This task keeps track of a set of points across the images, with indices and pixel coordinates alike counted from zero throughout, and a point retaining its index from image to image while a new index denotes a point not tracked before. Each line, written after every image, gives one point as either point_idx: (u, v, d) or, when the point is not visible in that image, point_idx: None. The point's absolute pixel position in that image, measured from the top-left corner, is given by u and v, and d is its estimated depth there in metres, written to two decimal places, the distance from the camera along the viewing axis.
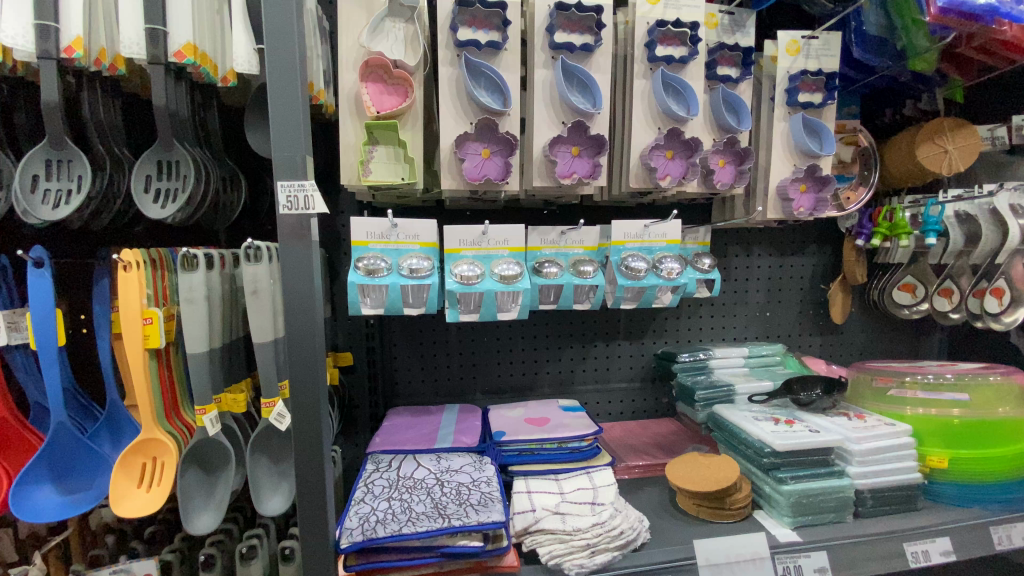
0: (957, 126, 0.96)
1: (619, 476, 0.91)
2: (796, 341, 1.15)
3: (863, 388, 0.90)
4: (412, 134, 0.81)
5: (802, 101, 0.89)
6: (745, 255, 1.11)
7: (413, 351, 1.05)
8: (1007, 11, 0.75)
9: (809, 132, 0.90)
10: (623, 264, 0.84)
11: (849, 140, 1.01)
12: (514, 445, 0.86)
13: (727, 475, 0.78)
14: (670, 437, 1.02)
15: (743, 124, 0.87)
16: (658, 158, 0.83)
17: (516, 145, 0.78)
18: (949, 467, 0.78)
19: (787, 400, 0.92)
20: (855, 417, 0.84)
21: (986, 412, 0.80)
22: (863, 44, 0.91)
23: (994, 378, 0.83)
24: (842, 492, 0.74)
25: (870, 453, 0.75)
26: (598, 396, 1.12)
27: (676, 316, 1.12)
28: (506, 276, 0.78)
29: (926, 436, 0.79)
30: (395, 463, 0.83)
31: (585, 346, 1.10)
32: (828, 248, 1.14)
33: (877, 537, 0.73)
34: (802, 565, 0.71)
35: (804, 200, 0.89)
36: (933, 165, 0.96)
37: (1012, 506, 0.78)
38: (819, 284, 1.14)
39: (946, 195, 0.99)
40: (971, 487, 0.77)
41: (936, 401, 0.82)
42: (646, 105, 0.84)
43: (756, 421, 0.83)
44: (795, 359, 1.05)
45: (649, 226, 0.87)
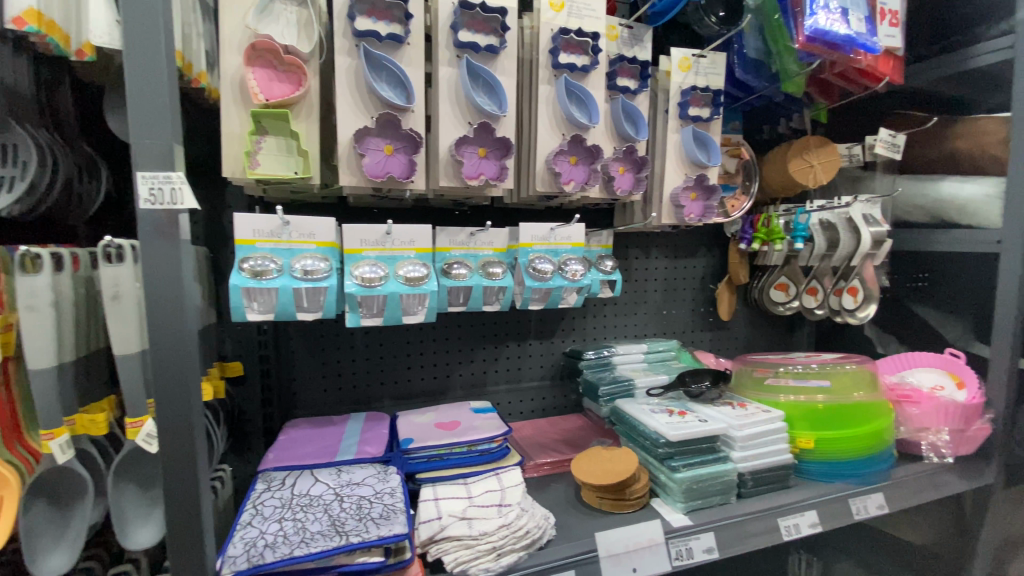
0: (821, 144, 1.08)
1: (529, 474, 0.92)
2: (690, 337, 1.24)
3: (745, 378, 0.99)
4: (307, 125, 0.76)
5: (692, 115, 0.95)
6: (645, 257, 1.17)
7: (314, 357, 0.99)
8: (862, 42, 0.86)
9: (698, 144, 0.97)
10: (531, 265, 0.85)
11: (734, 152, 1.09)
12: (422, 452, 0.84)
13: (628, 466, 0.81)
14: (577, 432, 1.05)
15: (640, 133, 0.91)
16: (562, 163, 0.85)
17: (421, 143, 0.76)
18: (814, 447, 0.87)
19: (680, 393, 0.98)
20: (737, 405, 0.91)
21: (845, 397, 0.89)
22: (744, 65, 0.99)
23: (850, 366, 0.94)
24: (727, 475, 0.80)
25: (750, 438, 0.82)
26: (510, 396, 1.12)
27: (583, 315, 1.15)
28: (411, 278, 0.75)
29: (796, 420, 0.88)
30: (289, 480, 0.77)
31: (496, 347, 1.10)
32: (716, 251, 1.23)
33: (756, 515, 0.80)
34: (693, 547, 0.75)
35: (694, 206, 0.96)
36: (801, 178, 1.07)
37: (867, 479, 0.88)
38: (709, 283, 1.24)
39: (813, 206, 1.10)
40: (833, 464, 0.86)
41: (804, 388, 0.91)
42: (551, 111, 0.86)
43: (652, 414, 0.88)
44: (688, 354, 1.13)
45: (555, 228, 0.88)
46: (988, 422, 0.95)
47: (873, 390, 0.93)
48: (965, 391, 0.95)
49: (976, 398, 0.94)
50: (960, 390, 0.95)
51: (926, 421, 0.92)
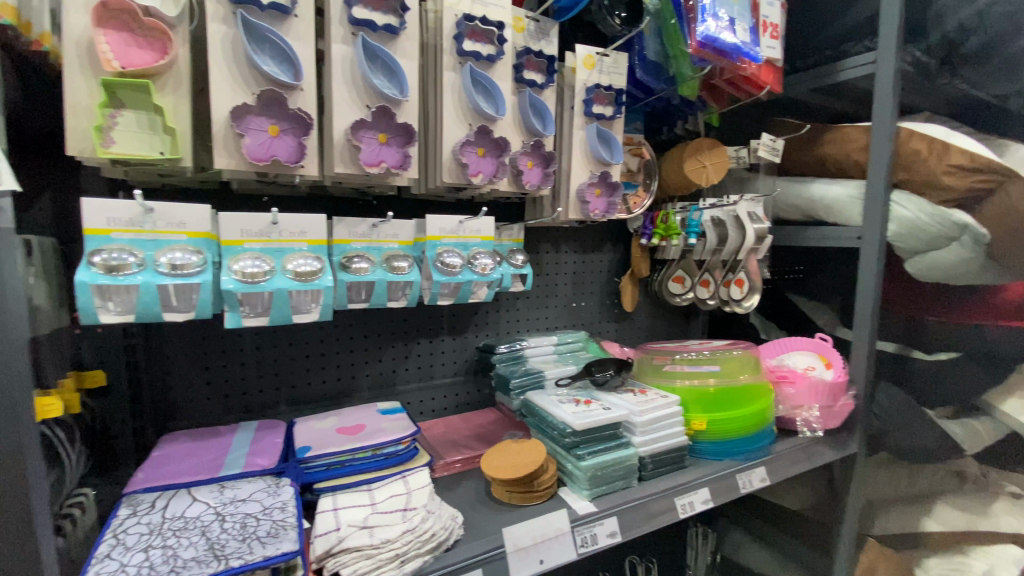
0: (712, 146, 1.14)
1: (439, 474, 0.87)
2: (598, 328, 1.28)
3: (646, 366, 1.04)
4: (174, 99, 0.66)
5: (596, 112, 0.97)
6: (555, 251, 1.18)
7: (195, 363, 0.88)
8: (746, 51, 0.91)
9: (602, 141, 0.99)
10: (439, 260, 0.79)
11: (635, 151, 1.14)
12: (321, 460, 0.77)
13: (536, 458, 0.79)
14: (489, 426, 1.02)
15: (547, 129, 0.91)
16: (469, 154, 0.82)
17: (312, 124, 0.70)
18: (705, 428, 0.92)
19: (587, 382, 1.00)
20: (639, 391, 0.95)
21: (733, 379, 0.97)
22: (644, 66, 1.02)
23: (737, 352, 1.01)
24: (628, 460, 0.83)
25: (649, 423, 0.86)
26: (421, 395, 1.07)
27: (496, 309, 1.14)
28: (302, 273, 0.68)
29: (691, 404, 0.93)
30: (161, 502, 0.68)
31: (405, 345, 1.05)
32: (621, 245, 1.28)
33: (655, 495, 0.82)
34: (597, 533, 0.76)
35: (599, 203, 0.98)
36: (695, 177, 1.13)
37: (752, 455, 0.95)
38: (614, 276, 1.29)
39: (705, 203, 1.16)
40: (723, 443, 0.93)
41: (697, 372, 0.97)
42: (457, 100, 0.83)
43: (560, 404, 0.88)
44: (596, 345, 1.15)
45: (463, 221, 0.83)
46: (851, 398, 1.05)
47: (756, 372, 1.01)
48: (832, 370, 1.04)
49: (841, 376, 1.03)
50: (828, 370, 1.04)
51: (801, 400, 1.01)
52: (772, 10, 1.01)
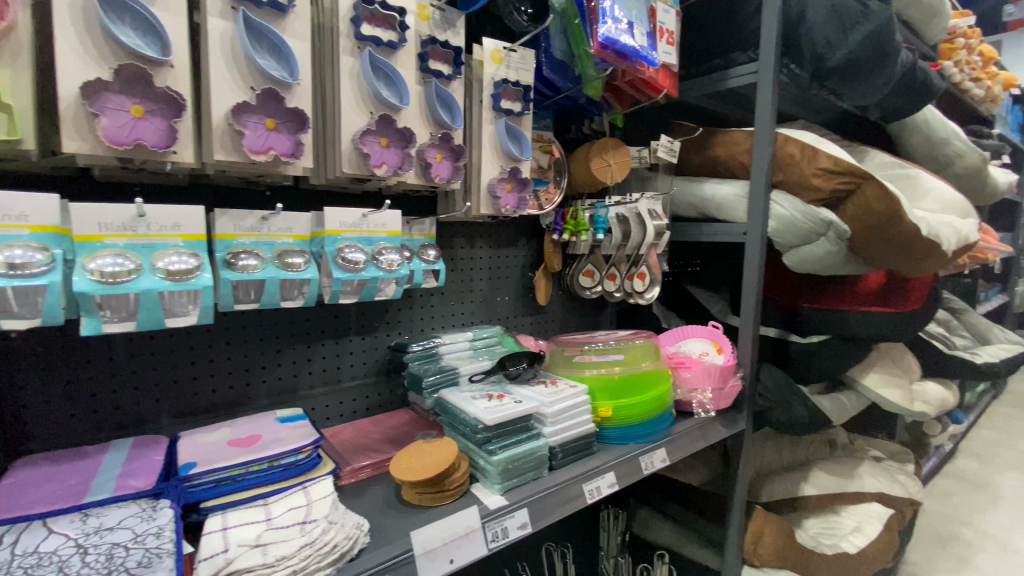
0: (616, 145, 1.17)
1: (345, 481, 0.81)
2: (512, 322, 1.28)
3: (557, 358, 1.05)
4: (12, 73, 0.57)
5: (505, 108, 0.94)
6: (469, 247, 1.17)
7: (54, 376, 0.77)
8: (645, 55, 0.93)
9: (511, 136, 0.97)
10: (339, 255, 0.74)
11: (546, 148, 1.15)
12: (209, 477, 0.71)
13: (446, 458, 0.75)
14: (401, 427, 0.98)
15: (455, 121, 0.88)
16: (370, 144, 0.77)
17: (184, 105, 0.62)
18: (612, 415, 0.95)
19: (501, 377, 0.97)
20: (550, 382, 0.94)
21: (635, 366, 1.01)
22: (551, 65, 1.01)
23: (639, 341, 1.06)
24: (539, 451, 0.81)
25: (560, 413, 0.85)
26: (327, 399, 1.01)
27: (408, 306, 1.09)
28: (174, 271, 0.61)
29: (599, 392, 0.96)
30: (6, 539, 0.58)
31: (308, 348, 0.98)
32: (535, 241, 1.29)
33: (565, 483, 0.82)
34: (508, 526, 0.74)
35: (509, 198, 0.97)
36: (600, 175, 1.15)
37: (653, 437, 0.99)
38: (528, 271, 1.29)
39: (610, 200, 1.19)
40: (628, 428, 0.96)
41: (604, 362, 1.01)
42: (356, 86, 0.77)
43: (473, 399, 0.85)
44: (510, 339, 1.13)
45: (367, 215, 0.78)
46: (739, 379, 1.14)
47: (656, 360, 1.07)
48: (723, 355, 1.12)
49: (730, 361, 1.11)
50: (720, 355, 1.12)
51: (696, 383, 1.08)
52: (668, 16, 1.03)
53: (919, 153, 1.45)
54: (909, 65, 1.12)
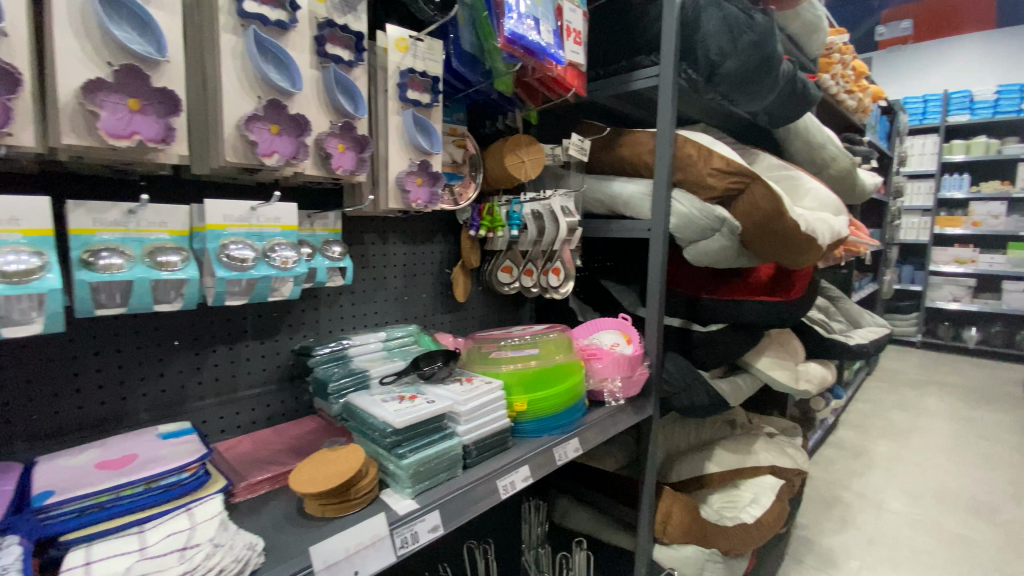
0: (530, 142, 1.13)
1: (239, 498, 0.75)
2: (430, 320, 1.23)
3: (474, 354, 1.00)
4: None
5: (411, 98, 0.87)
6: (382, 243, 1.11)
7: None
8: (551, 53, 0.92)
9: (419, 128, 0.91)
10: (222, 253, 0.67)
11: (459, 142, 1.08)
12: (71, 506, 0.61)
13: (353, 464, 0.70)
14: (305, 437, 0.91)
15: (359, 111, 0.82)
16: (259, 130, 0.69)
17: (21, 79, 0.53)
18: (527, 408, 0.91)
19: (414, 377, 0.89)
20: (466, 379, 0.87)
21: (550, 360, 0.98)
22: (460, 57, 0.98)
23: (553, 335, 1.04)
24: (453, 450, 0.76)
25: (475, 410, 0.80)
26: (221, 410, 0.93)
27: (314, 306, 1.02)
28: (11, 272, 0.53)
29: (513, 387, 0.92)
30: None
31: (196, 355, 0.89)
32: (452, 237, 1.25)
33: (480, 480, 0.78)
34: (418, 531, 0.69)
35: (420, 192, 0.90)
36: (514, 173, 1.10)
37: (566, 428, 0.97)
38: (446, 268, 1.25)
39: (525, 197, 1.18)
40: (543, 420, 0.93)
41: (520, 356, 0.96)
42: (240, 68, 0.69)
43: (382, 402, 0.77)
44: (427, 336, 1.05)
45: (257, 208, 0.71)
46: (646, 367, 1.19)
47: (570, 352, 1.04)
48: (632, 345, 1.16)
49: (638, 350, 1.16)
50: (629, 345, 1.16)
51: (606, 373, 1.11)
52: (575, 16, 1.03)
53: (801, 157, 1.59)
54: (789, 75, 1.23)
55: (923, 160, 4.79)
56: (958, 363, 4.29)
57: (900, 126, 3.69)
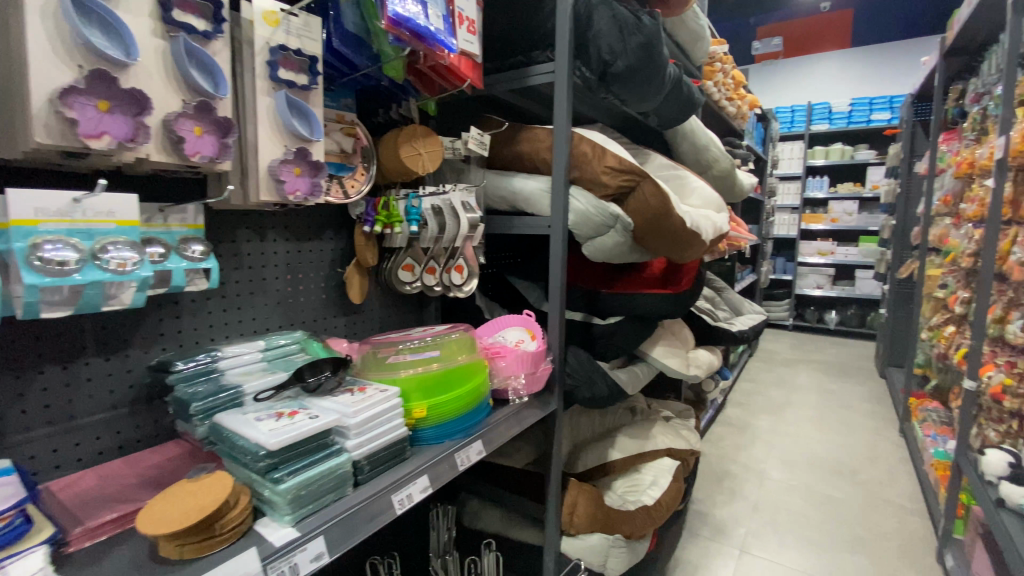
0: (427, 133, 1.06)
1: (76, 546, 0.62)
2: (321, 325, 1.14)
3: (369, 360, 0.91)
4: None
5: (285, 79, 0.78)
6: (259, 240, 1.00)
7: None
8: (441, 39, 0.87)
9: (294, 112, 0.80)
10: (32, 254, 0.55)
11: (348, 130, 0.99)
12: None
13: (218, 495, 0.60)
14: (166, 466, 0.79)
15: (221, 90, 0.70)
16: (81, 106, 0.57)
17: None
18: (428, 413, 0.86)
19: (298, 390, 0.80)
20: (357, 390, 0.80)
21: (452, 361, 0.93)
22: (342, 36, 0.87)
23: (455, 335, 1.00)
24: (340, 468, 0.69)
25: (366, 422, 0.73)
26: (55, 442, 0.77)
27: (176, 314, 0.89)
28: None
29: (412, 393, 0.85)
30: None
31: (17, 379, 0.73)
32: (344, 233, 1.16)
33: (372, 498, 0.71)
34: (298, 562, 0.61)
35: (299, 183, 0.81)
36: (411, 165, 1.02)
37: (469, 431, 0.93)
38: (338, 267, 1.16)
39: (424, 191, 1.08)
40: (444, 425, 0.88)
41: (420, 360, 0.90)
42: (52, 29, 0.55)
43: (256, 421, 0.69)
44: (316, 343, 0.95)
45: (81, 199, 0.60)
46: (549, 362, 1.19)
47: (473, 352, 1.00)
48: (535, 341, 1.15)
49: (541, 346, 1.15)
50: (532, 342, 1.14)
51: (510, 371, 1.08)
52: (468, 4, 0.99)
53: (688, 157, 1.69)
54: (676, 79, 1.29)
55: (791, 163, 5.39)
56: (821, 342, 4.90)
57: (773, 133, 4.11)
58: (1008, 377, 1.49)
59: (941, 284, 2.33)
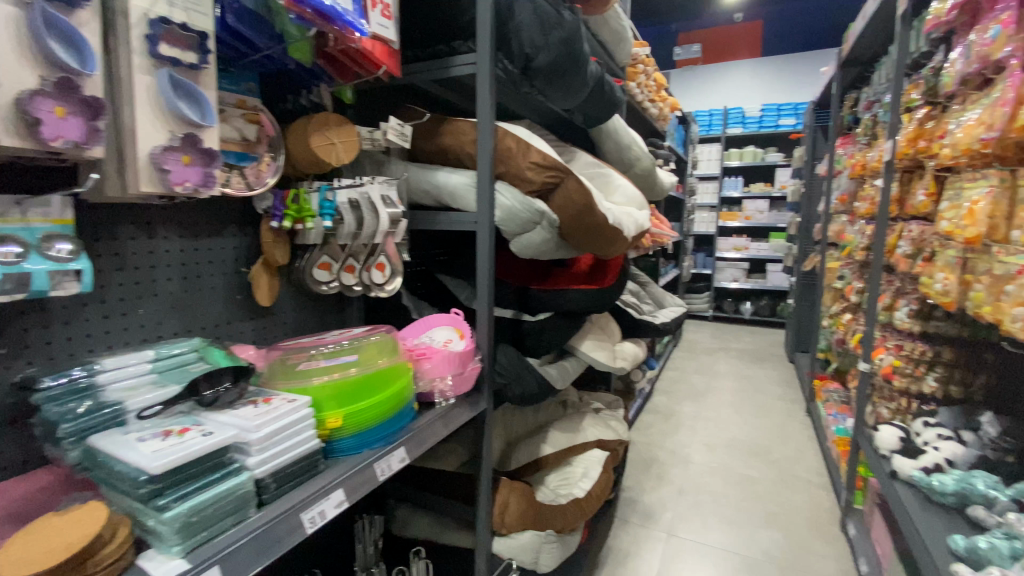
0: (341, 122, 1.00)
1: None
2: (224, 330, 1.04)
3: (276, 368, 0.84)
4: None
5: (168, 55, 0.69)
6: (147, 238, 0.90)
7: None
8: (351, 20, 0.81)
9: (181, 93, 0.72)
10: None
11: (251, 117, 0.91)
12: None
13: (87, 530, 0.52)
14: (31, 499, 0.68)
15: (89, 66, 0.61)
16: None
17: None
18: (343, 423, 0.80)
19: (192, 404, 0.72)
20: (261, 401, 0.73)
21: (371, 366, 0.88)
22: (238, 13, 0.80)
23: (374, 338, 0.95)
24: (240, 489, 0.63)
25: (270, 437, 0.67)
26: None
27: (43, 323, 0.77)
28: None
29: (326, 402, 0.80)
30: None
31: None
32: (249, 230, 1.07)
33: (278, 519, 0.66)
34: None
35: (189, 173, 0.73)
36: (323, 156, 0.96)
37: (390, 438, 0.88)
38: (242, 267, 1.06)
39: (339, 183, 1.01)
40: (362, 434, 0.83)
41: (334, 366, 0.85)
42: None
43: (139, 442, 0.61)
44: (217, 350, 0.87)
45: None
46: (477, 361, 1.16)
47: (395, 354, 0.96)
48: (464, 340, 1.12)
49: (470, 345, 1.12)
50: (461, 341, 1.11)
51: (436, 372, 1.04)
52: None
53: (612, 154, 1.73)
54: (598, 76, 1.31)
55: (710, 164, 5.72)
56: (738, 332, 5.25)
57: (692, 134, 4.33)
58: (897, 360, 1.68)
59: (839, 276, 2.56)
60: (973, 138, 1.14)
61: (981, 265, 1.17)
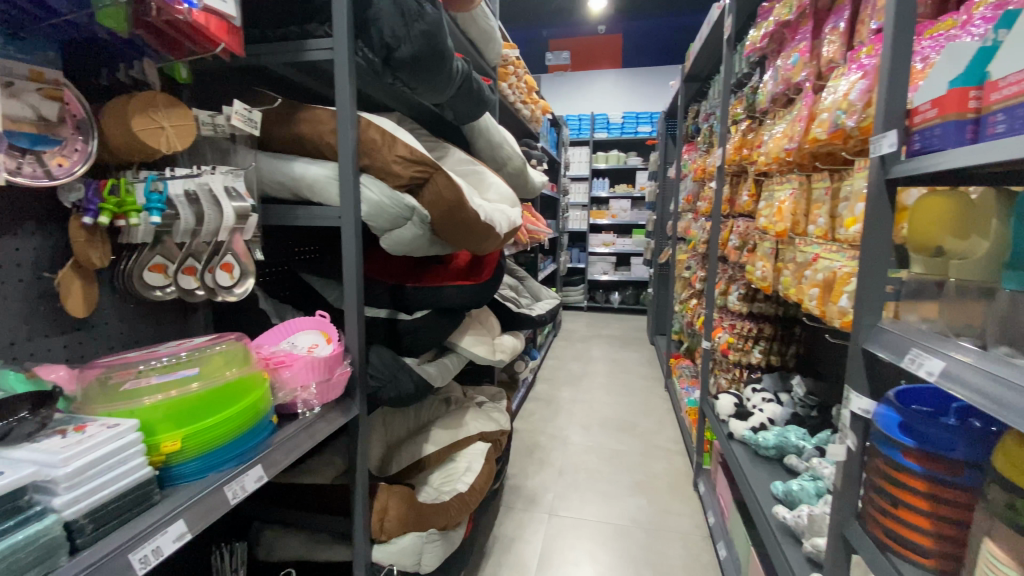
0: (170, 104, 0.88)
1: None
2: (23, 349, 0.86)
3: (94, 391, 0.72)
4: None
5: None
6: None
7: None
8: None
9: None
10: None
11: (50, 93, 0.76)
12: None
13: None
14: None
15: None
16: None
17: None
18: (184, 445, 0.71)
19: None
20: (71, 430, 0.62)
21: (216, 379, 0.79)
22: None
23: (220, 347, 0.85)
24: (45, 536, 0.52)
25: (87, 469, 0.57)
26: None
27: None
28: None
29: (159, 423, 0.70)
30: None
31: None
32: (55, 226, 0.89)
33: (99, 564, 0.56)
34: None
35: None
36: (149, 141, 0.84)
37: (243, 458, 0.80)
38: (46, 271, 0.88)
39: (173, 172, 0.90)
40: (208, 456, 0.74)
41: (169, 382, 0.75)
42: None
43: None
44: (12, 373, 0.70)
45: None
46: (347, 366, 1.11)
47: (247, 364, 0.87)
48: (332, 344, 1.06)
49: (338, 349, 1.06)
50: (328, 345, 1.05)
51: (299, 380, 0.96)
52: None
53: (484, 151, 1.75)
54: (465, 73, 1.32)
55: (580, 165, 6.10)
56: (609, 320, 5.68)
57: (564, 137, 4.59)
58: (731, 337, 1.93)
59: (687, 266, 2.90)
60: (780, 148, 1.36)
61: (789, 254, 1.40)
